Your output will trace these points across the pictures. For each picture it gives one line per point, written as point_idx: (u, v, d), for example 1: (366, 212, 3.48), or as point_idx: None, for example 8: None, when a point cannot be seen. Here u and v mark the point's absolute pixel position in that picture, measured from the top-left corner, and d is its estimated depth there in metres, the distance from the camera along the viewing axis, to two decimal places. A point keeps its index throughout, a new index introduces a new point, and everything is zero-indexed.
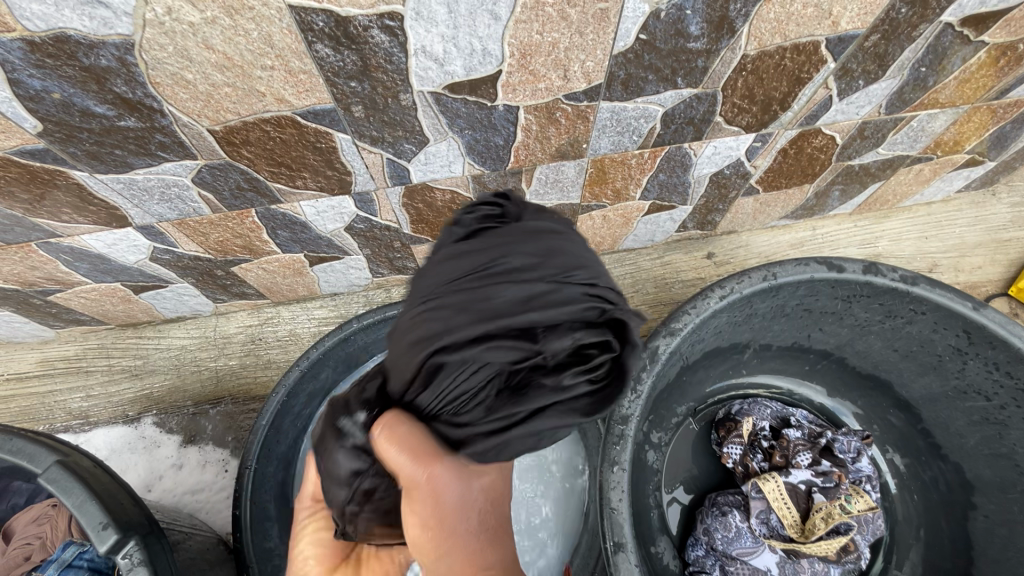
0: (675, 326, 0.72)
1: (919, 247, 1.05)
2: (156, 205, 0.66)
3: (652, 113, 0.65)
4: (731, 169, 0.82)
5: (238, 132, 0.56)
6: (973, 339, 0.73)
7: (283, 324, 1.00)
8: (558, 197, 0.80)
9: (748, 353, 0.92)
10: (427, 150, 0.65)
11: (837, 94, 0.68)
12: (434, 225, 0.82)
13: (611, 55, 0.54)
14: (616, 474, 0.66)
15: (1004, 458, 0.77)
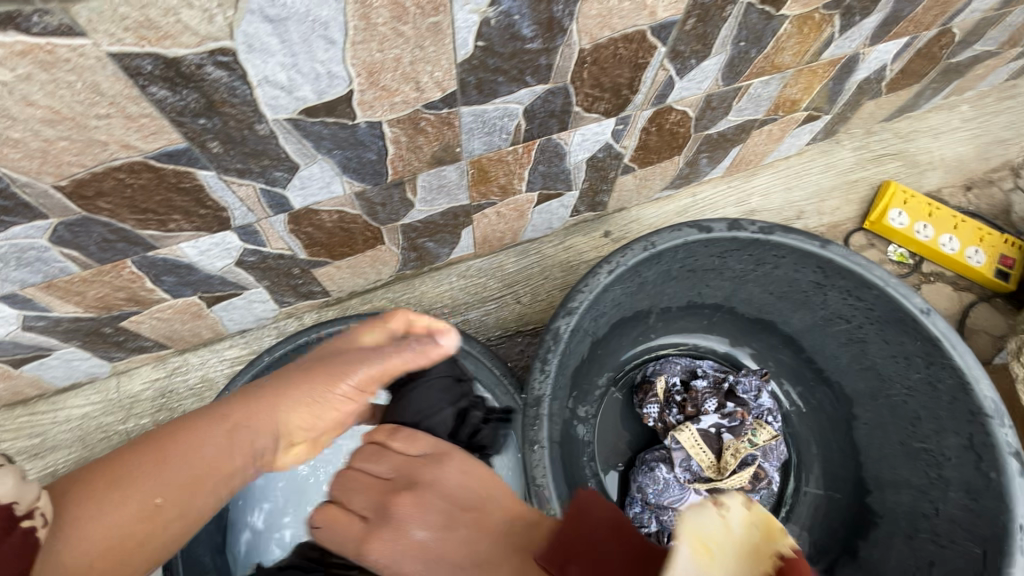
0: (572, 305, 0.77)
1: (785, 198, 1.18)
2: (15, 271, 0.62)
3: (513, 111, 0.69)
4: (603, 152, 0.88)
5: (89, 183, 0.54)
6: (827, 272, 0.83)
7: (193, 371, 0.96)
8: (447, 201, 0.83)
9: (652, 317, 0.99)
10: (300, 174, 0.65)
11: (676, 74, 0.75)
12: (330, 246, 0.82)
13: (457, 63, 0.57)
14: (537, 453, 0.70)
15: (870, 370, 0.87)
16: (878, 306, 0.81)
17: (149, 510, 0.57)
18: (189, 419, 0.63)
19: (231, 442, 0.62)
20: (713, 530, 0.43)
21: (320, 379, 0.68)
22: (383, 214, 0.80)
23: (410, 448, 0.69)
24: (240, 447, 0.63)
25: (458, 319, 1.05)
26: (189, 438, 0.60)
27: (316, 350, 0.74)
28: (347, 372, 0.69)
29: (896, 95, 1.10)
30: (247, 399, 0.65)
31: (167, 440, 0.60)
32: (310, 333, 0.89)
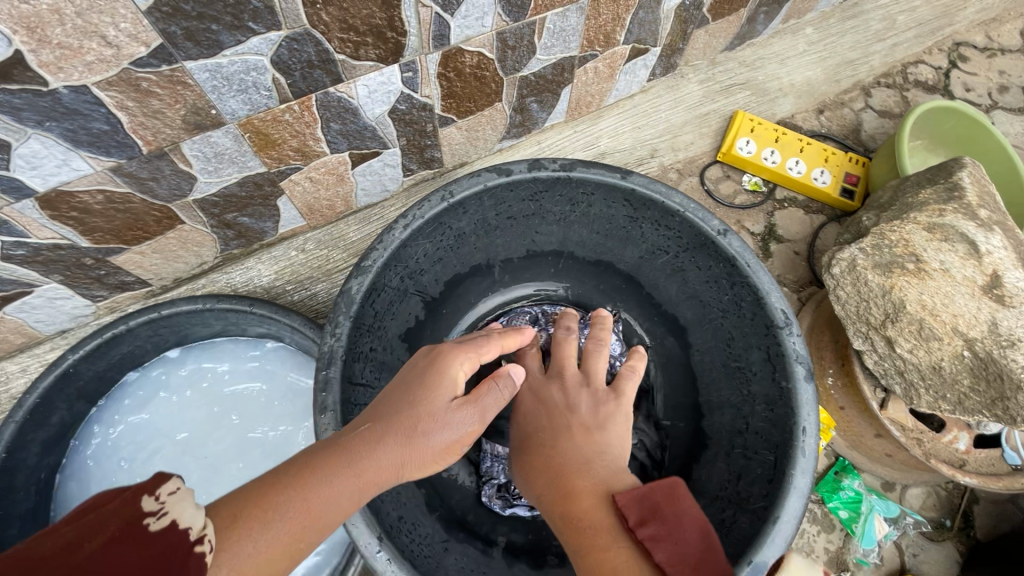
0: (366, 264, 0.74)
1: (635, 138, 1.17)
2: None
3: (258, 64, 0.65)
4: (405, 104, 0.85)
5: None
6: (634, 205, 0.82)
7: (14, 379, 0.91)
8: (237, 170, 0.79)
9: (494, 271, 0.98)
10: (18, 152, 0.60)
11: (442, 11, 0.72)
12: (115, 230, 0.78)
13: (142, 12, 0.53)
14: (326, 417, 0.68)
15: (695, 299, 0.89)
16: (684, 232, 0.81)
17: (286, 543, 0.49)
18: (345, 449, 0.55)
19: (377, 472, 0.55)
20: None
21: (417, 430, 0.58)
22: (161, 189, 0.75)
23: (595, 370, 0.79)
24: (392, 471, 0.56)
25: (302, 295, 1.02)
26: (324, 483, 0.52)
27: (417, 390, 0.61)
28: (468, 365, 0.65)
29: (726, 21, 1.08)
30: (413, 404, 0.60)
31: (309, 470, 0.53)
32: (118, 325, 0.83)
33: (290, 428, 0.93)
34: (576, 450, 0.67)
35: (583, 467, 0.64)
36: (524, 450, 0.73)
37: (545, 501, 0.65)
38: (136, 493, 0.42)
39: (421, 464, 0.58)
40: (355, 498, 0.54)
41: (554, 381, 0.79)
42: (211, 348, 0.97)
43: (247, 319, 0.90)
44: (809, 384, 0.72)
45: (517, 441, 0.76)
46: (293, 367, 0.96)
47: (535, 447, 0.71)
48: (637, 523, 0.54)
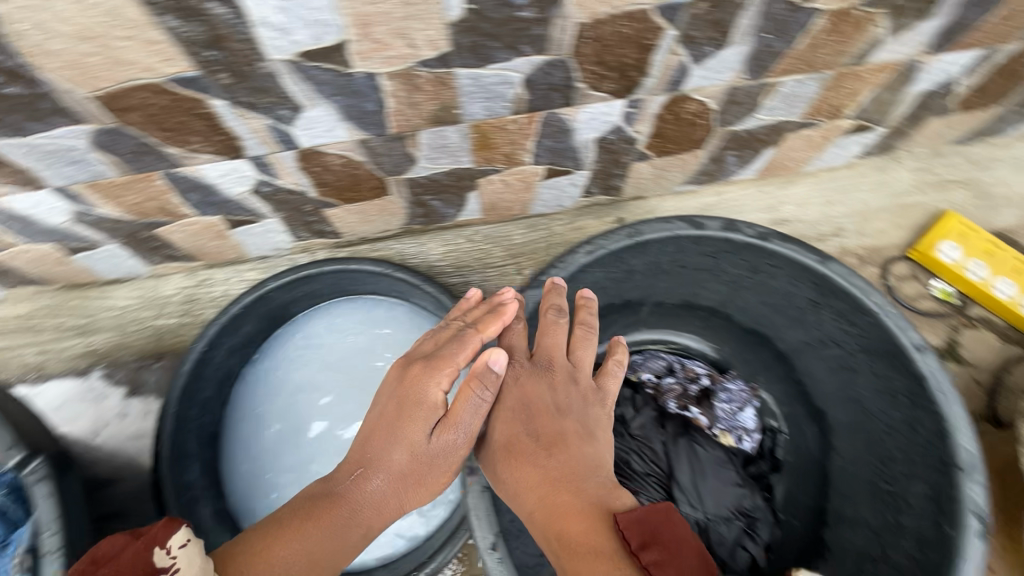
0: (543, 279, 0.78)
1: (823, 212, 1.10)
2: (64, 167, 0.72)
3: (512, 78, 0.70)
4: (614, 135, 0.87)
5: (119, 98, 0.62)
6: (823, 291, 0.78)
7: (217, 285, 1.07)
8: (451, 161, 0.86)
9: (644, 309, 0.99)
10: (304, 115, 0.70)
11: (690, 60, 0.72)
12: (338, 188, 0.88)
13: (447, 24, 0.60)
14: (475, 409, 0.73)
15: (855, 402, 0.84)
16: (871, 335, 0.76)
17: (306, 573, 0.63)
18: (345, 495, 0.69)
19: (377, 501, 0.70)
20: None
21: (405, 472, 0.70)
22: (386, 165, 0.84)
23: (580, 361, 0.78)
24: (392, 498, 0.70)
25: (458, 280, 1.08)
26: (329, 525, 0.66)
27: (394, 427, 0.71)
28: (443, 385, 0.73)
29: (970, 115, 0.98)
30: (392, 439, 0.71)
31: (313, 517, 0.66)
32: (312, 267, 0.94)
33: None
34: (560, 457, 0.67)
35: (575, 484, 0.64)
36: (506, 453, 0.71)
37: (535, 519, 0.64)
38: (150, 542, 0.55)
39: (414, 487, 0.71)
40: (359, 528, 0.69)
41: (538, 376, 0.75)
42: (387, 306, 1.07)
43: (414, 291, 0.97)
44: (982, 542, 0.62)
45: (494, 442, 0.73)
46: None
47: (518, 452, 0.70)
48: (640, 547, 0.55)
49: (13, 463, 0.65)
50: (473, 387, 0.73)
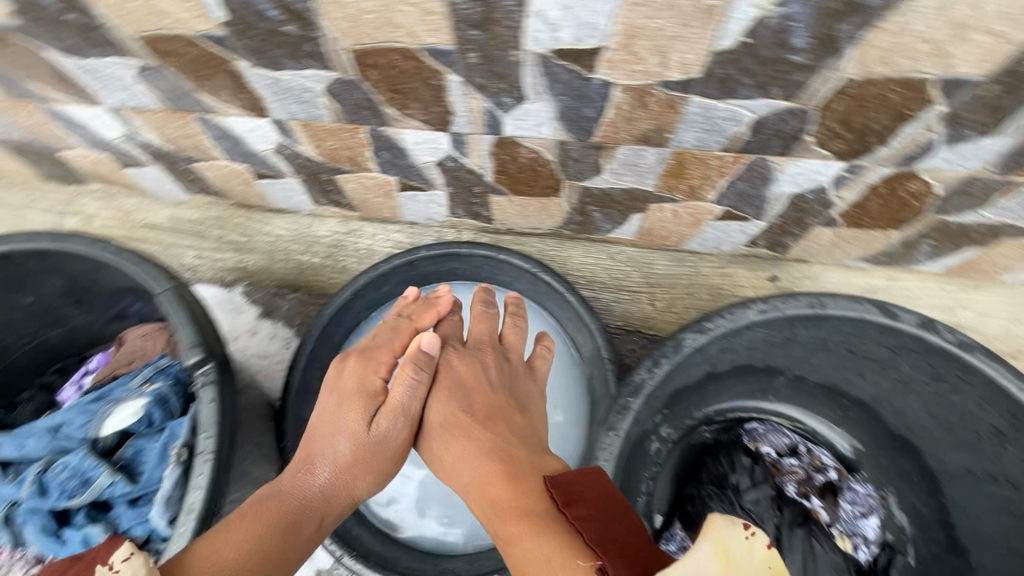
0: (707, 325, 0.74)
1: (1008, 329, 0.98)
2: (292, 104, 0.77)
3: (742, 116, 0.67)
4: (813, 194, 0.81)
5: (371, 55, 0.65)
6: (1018, 424, 0.70)
7: (364, 238, 1.12)
8: (634, 181, 0.84)
9: (781, 379, 0.92)
10: (523, 106, 0.71)
11: (942, 140, 0.66)
12: (514, 180, 0.89)
13: (711, 51, 0.57)
14: (609, 438, 0.70)
15: (1016, 553, 0.75)
16: None
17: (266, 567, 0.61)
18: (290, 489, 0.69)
19: (329, 488, 0.72)
20: (740, 546, 0.47)
21: (356, 458, 0.74)
22: (571, 169, 0.83)
23: (510, 347, 0.86)
24: (342, 486, 0.73)
25: (588, 295, 1.06)
26: (276, 517, 0.66)
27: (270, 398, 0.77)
28: (379, 372, 0.80)
29: None
30: (337, 427, 0.76)
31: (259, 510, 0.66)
32: (463, 247, 0.95)
33: None
34: (501, 433, 0.73)
35: (509, 456, 0.70)
36: (441, 430, 0.76)
37: (473, 488, 0.69)
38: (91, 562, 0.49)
39: (365, 470, 0.75)
40: (313, 516, 0.70)
41: (469, 356, 0.82)
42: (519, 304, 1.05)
43: (552, 297, 0.96)
44: None
45: (429, 421, 0.78)
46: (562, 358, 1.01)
47: (456, 427, 0.75)
48: (564, 504, 0.58)
49: (193, 362, 0.69)
50: (408, 371, 0.79)
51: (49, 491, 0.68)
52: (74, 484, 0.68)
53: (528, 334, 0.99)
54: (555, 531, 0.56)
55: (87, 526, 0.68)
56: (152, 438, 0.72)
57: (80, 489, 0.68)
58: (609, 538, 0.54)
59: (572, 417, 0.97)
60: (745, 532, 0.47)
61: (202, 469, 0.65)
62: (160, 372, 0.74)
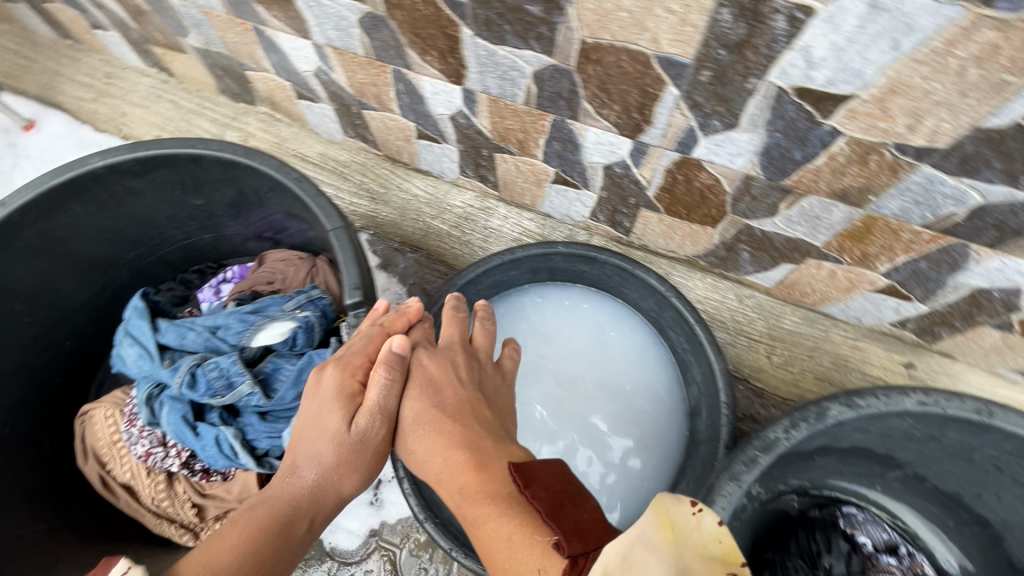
0: (857, 401, 0.71)
1: None
2: (492, 78, 0.78)
3: (966, 199, 0.63)
4: (1000, 294, 0.75)
5: (601, 50, 0.64)
6: None
7: (495, 218, 1.13)
8: (805, 232, 0.81)
9: (897, 473, 0.87)
10: (729, 134, 0.69)
11: None
12: (676, 201, 0.87)
13: (975, 126, 0.54)
14: (730, 487, 0.68)
15: None
16: None
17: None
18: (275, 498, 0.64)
19: (317, 488, 0.65)
20: (685, 517, 0.45)
21: (337, 464, 0.66)
22: (743, 205, 0.81)
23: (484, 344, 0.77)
24: (330, 487, 0.66)
25: None
26: (259, 525, 0.62)
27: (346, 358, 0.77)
28: (350, 372, 0.69)
29: None
30: (309, 431, 0.67)
31: (246, 520, 0.62)
32: (602, 254, 0.94)
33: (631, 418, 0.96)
34: (470, 426, 0.64)
35: (476, 444, 0.61)
36: (414, 427, 0.66)
37: (443, 483, 0.61)
38: None
39: (350, 470, 0.66)
40: (303, 515, 0.64)
41: (441, 354, 0.72)
42: (639, 327, 1.03)
43: (676, 325, 0.94)
44: None
45: (405, 421, 0.67)
46: (669, 383, 0.99)
47: (426, 421, 0.65)
48: (524, 484, 0.54)
49: (350, 302, 0.72)
50: (378, 373, 0.68)
51: (195, 384, 0.72)
52: (219, 384, 0.72)
53: (639, 350, 1.01)
54: (519, 511, 0.52)
55: (219, 426, 0.73)
56: (290, 360, 0.76)
57: (223, 391, 0.72)
58: (564, 515, 0.50)
59: (669, 446, 0.94)
60: (691, 508, 0.46)
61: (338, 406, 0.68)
62: (312, 302, 0.78)
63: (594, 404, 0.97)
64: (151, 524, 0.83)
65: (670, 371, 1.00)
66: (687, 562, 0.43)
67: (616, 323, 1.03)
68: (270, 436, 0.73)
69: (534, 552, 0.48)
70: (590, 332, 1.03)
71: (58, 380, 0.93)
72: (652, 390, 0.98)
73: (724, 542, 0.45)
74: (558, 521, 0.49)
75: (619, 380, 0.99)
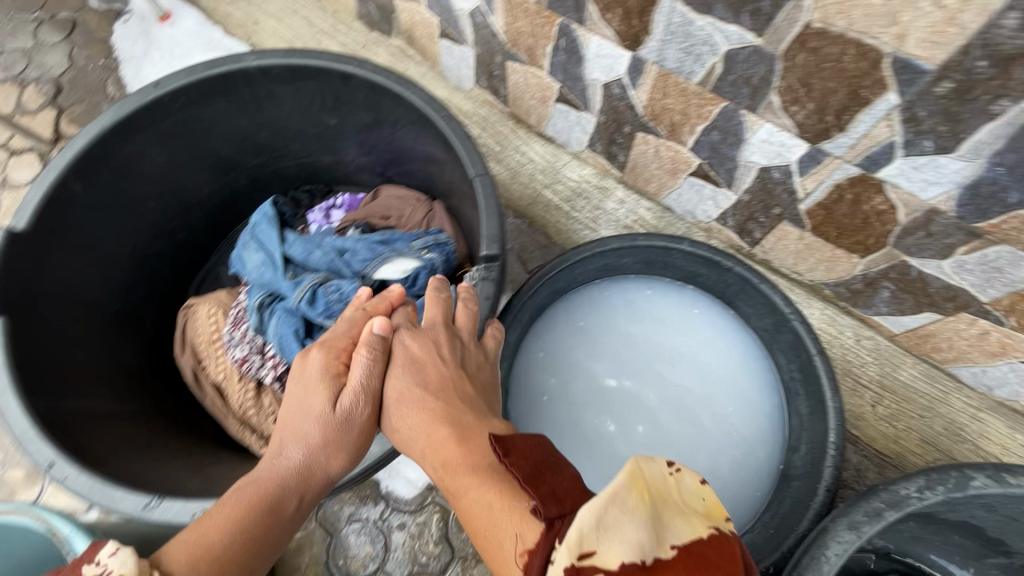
0: (1007, 478, 0.64)
1: None
2: (674, 50, 0.72)
3: None
4: None
5: (825, 38, 0.58)
6: None
7: (609, 200, 1.08)
8: (973, 283, 0.73)
9: (1001, 560, 0.80)
10: (936, 158, 0.62)
11: None
12: (830, 221, 0.80)
13: None
14: (847, 535, 0.63)
15: None
16: None
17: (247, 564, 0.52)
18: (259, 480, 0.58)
19: (303, 467, 0.58)
20: (658, 475, 0.44)
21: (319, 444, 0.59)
22: (911, 240, 0.74)
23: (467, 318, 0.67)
24: (315, 469, 0.59)
25: None
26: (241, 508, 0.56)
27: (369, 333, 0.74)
28: (331, 354, 0.63)
29: None
30: (290, 413, 0.61)
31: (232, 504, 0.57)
32: (728, 260, 0.88)
33: (718, 431, 0.93)
34: (449, 403, 0.56)
35: (456, 422, 0.54)
36: (395, 406, 0.58)
37: (426, 463, 0.54)
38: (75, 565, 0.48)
39: (338, 450, 0.59)
40: (293, 493, 0.57)
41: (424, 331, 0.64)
42: (748, 345, 0.97)
43: (790, 350, 0.88)
44: None
45: (388, 402, 0.60)
46: (766, 407, 0.94)
47: (406, 402, 0.58)
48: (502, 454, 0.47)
49: (485, 254, 0.69)
50: (359, 353, 0.62)
51: (315, 302, 0.71)
52: (337, 307, 0.71)
53: (741, 365, 0.96)
54: (498, 478, 0.47)
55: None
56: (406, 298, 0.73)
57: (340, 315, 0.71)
58: (543, 481, 0.44)
59: (752, 468, 0.92)
60: (666, 469, 0.44)
61: None
62: (439, 245, 0.75)
63: (684, 409, 0.95)
64: (235, 432, 0.82)
65: (770, 399, 0.94)
66: (665, 515, 0.41)
67: (722, 335, 0.98)
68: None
69: (514, 518, 0.43)
70: (691, 337, 0.99)
71: (166, 271, 0.94)
72: (743, 412, 0.94)
73: (704, 501, 0.44)
74: (539, 487, 0.43)
75: (710, 393, 0.96)
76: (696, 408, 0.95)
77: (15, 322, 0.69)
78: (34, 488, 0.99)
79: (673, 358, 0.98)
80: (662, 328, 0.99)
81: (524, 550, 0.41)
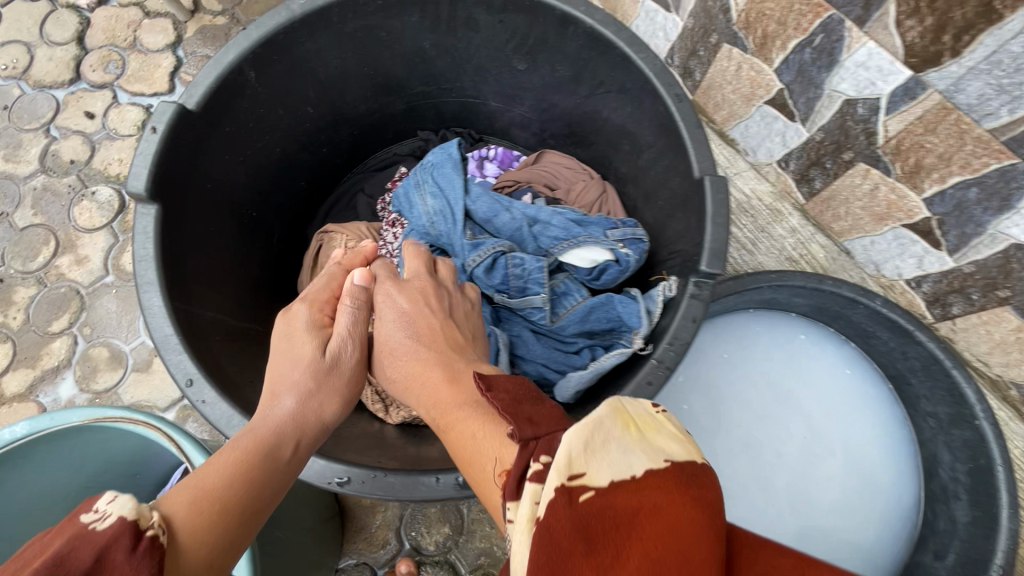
0: None
1: None
2: (979, 84, 0.60)
3: None
4: None
5: None
6: None
7: (778, 226, 0.96)
8: None
9: None
10: None
11: None
12: None
13: None
14: None
15: None
16: None
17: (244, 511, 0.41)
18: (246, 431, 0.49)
19: (297, 413, 0.50)
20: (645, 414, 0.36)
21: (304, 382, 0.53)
22: None
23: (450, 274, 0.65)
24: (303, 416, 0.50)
25: None
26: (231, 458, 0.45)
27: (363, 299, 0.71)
28: (311, 302, 0.61)
29: None
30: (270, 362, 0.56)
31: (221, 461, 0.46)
32: (925, 333, 0.76)
33: (846, 517, 0.83)
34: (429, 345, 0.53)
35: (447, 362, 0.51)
36: (388, 355, 0.55)
37: (420, 404, 0.50)
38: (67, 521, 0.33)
39: (327, 392, 0.54)
40: (288, 438, 0.48)
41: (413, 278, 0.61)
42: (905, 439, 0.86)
43: (960, 454, 0.75)
44: None
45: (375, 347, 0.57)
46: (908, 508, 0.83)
47: (395, 346, 0.55)
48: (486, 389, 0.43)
49: (705, 270, 0.58)
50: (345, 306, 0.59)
51: (491, 271, 0.66)
52: (514, 284, 0.65)
53: (898, 460, 0.84)
54: (484, 416, 0.43)
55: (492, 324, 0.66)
56: (581, 292, 0.66)
57: (516, 293, 0.65)
58: (523, 407, 0.39)
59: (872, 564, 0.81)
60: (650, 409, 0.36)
61: (650, 378, 0.55)
62: (637, 240, 0.65)
63: (817, 479, 0.84)
64: None
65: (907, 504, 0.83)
66: (654, 442, 0.33)
67: (879, 414, 0.87)
68: (541, 361, 0.64)
69: (497, 446, 0.39)
70: (850, 409, 0.87)
71: (302, 185, 0.86)
72: (873, 508, 0.83)
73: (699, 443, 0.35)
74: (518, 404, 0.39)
75: (842, 473, 0.85)
76: (820, 481, 0.84)
77: (170, 211, 0.62)
78: (115, 373, 0.95)
79: (818, 420, 0.87)
80: (816, 384, 0.88)
81: (503, 469, 0.37)
